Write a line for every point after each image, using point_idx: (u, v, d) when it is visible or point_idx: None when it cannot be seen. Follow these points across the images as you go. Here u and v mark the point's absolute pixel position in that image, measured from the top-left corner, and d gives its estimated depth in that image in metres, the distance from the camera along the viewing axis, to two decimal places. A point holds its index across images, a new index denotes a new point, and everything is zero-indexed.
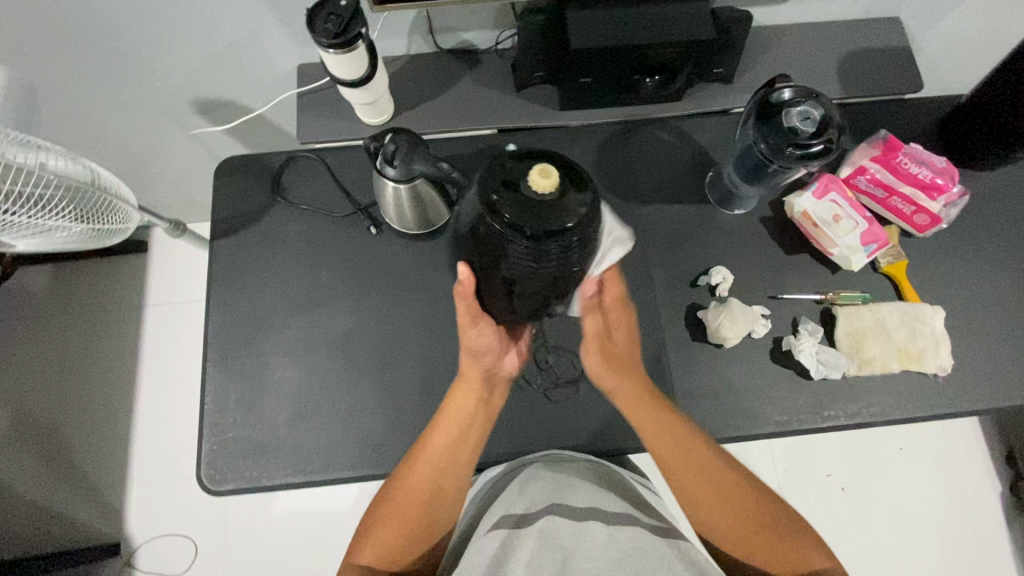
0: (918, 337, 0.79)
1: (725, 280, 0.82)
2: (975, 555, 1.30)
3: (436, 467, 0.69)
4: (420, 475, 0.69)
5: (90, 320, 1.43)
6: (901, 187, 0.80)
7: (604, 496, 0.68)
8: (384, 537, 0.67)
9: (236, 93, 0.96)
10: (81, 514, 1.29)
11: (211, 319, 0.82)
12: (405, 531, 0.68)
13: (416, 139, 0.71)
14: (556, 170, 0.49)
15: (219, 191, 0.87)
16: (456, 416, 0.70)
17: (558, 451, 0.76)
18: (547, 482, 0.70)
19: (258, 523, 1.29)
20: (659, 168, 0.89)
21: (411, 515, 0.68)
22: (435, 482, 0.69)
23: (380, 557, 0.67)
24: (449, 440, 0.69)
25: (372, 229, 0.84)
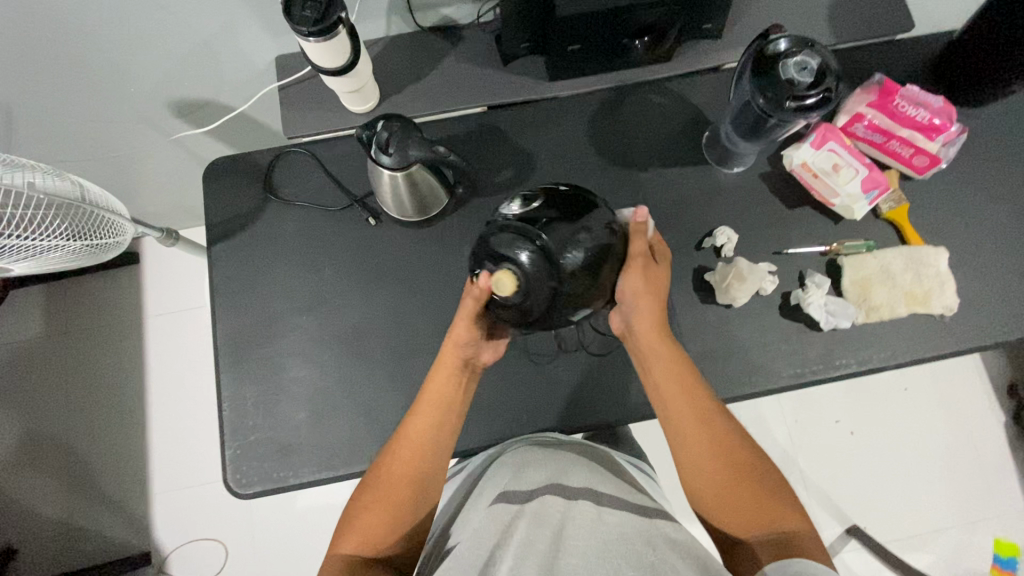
0: (924, 279, 0.79)
1: (729, 240, 0.82)
2: (981, 485, 1.34)
3: (421, 446, 0.69)
4: (406, 456, 0.69)
5: (92, 337, 1.41)
6: (899, 131, 0.79)
7: (597, 478, 0.68)
8: (367, 523, 0.67)
9: (215, 91, 0.93)
10: (108, 527, 1.30)
11: (219, 325, 0.81)
12: (390, 515, 0.67)
13: (409, 123, 0.69)
14: (512, 280, 0.55)
15: (210, 195, 0.85)
16: (436, 398, 0.70)
17: (540, 435, 0.77)
18: (535, 464, 0.69)
19: (284, 520, 1.30)
20: (653, 132, 0.88)
21: (395, 496, 0.68)
22: (420, 462, 0.69)
23: (365, 543, 0.66)
24: (430, 419, 0.70)
25: (372, 220, 0.83)
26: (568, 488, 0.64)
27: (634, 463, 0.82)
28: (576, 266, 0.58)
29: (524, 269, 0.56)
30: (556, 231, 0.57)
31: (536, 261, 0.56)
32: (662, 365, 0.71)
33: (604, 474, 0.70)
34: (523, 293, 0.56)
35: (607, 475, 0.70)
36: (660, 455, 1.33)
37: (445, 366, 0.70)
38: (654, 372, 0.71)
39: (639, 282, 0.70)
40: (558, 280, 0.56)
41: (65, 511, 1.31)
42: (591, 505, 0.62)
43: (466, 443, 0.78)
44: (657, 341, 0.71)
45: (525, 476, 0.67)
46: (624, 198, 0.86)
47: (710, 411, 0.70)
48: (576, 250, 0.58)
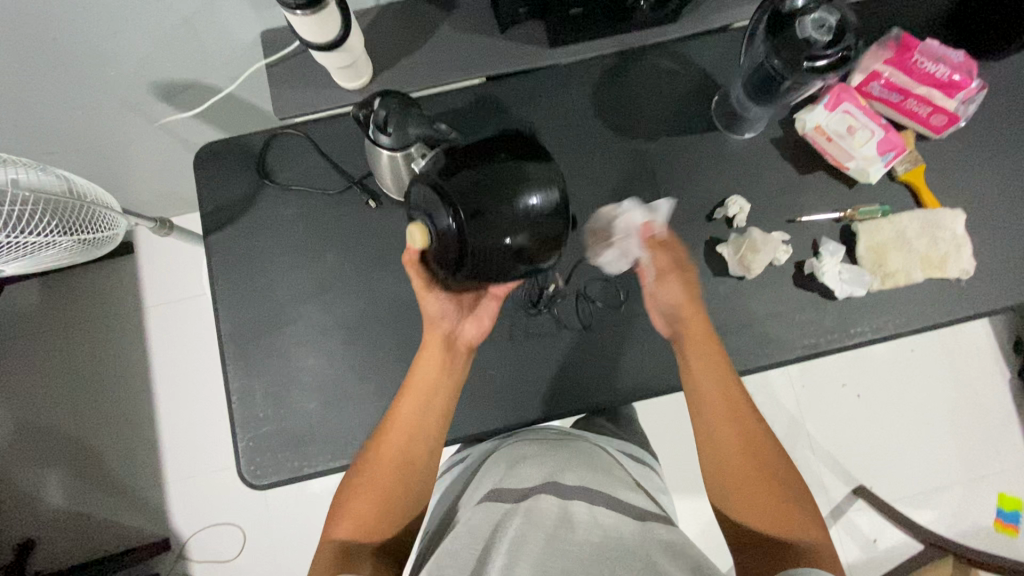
0: (940, 244, 0.77)
1: (742, 211, 0.79)
2: (984, 442, 1.36)
3: (406, 429, 0.70)
4: (395, 441, 0.70)
5: (93, 330, 1.40)
6: (916, 89, 0.76)
7: (594, 476, 0.66)
8: (356, 509, 0.68)
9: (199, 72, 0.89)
10: (125, 517, 1.31)
11: (221, 317, 0.79)
12: (378, 499, 0.68)
13: (406, 99, 0.65)
14: (420, 235, 0.57)
15: (202, 183, 0.82)
16: (420, 384, 0.71)
17: (531, 431, 0.77)
18: (528, 465, 0.68)
19: (299, 502, 1.32)
20: (660, 98, 0.84)
21: (383, 480, 0.68)
22: (404, 446, 0.70)
23: (354, 528, 0.67)
24: (417, 405, 0.71)
25: (372, 203, 0.80)
26: (561, 489, 0.63)
27: (632, 452, 0.80)
28: (497, 215, 0.55)
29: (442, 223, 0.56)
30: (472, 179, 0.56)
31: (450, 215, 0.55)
32: (706, 364, 0.71)
33: (601, 469, 0.69)
34: (445, 249, 0.57)
35: (605, 470, 0.69)
36: (669, 424, 1.33)
37: (427, 350, 0.72)
38: (693, 373, 0.71)
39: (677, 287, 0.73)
40: (476, 230, 0.55)
41: (80, 503, 1.32)
42: (586, 508, 0.60)
43: (481, 426, 0.78)
44: (695, 344, 0.72)
45: (520, 476, 0.66)
46: (632, 169, 0.83)
47: (744, 412, 0.70)
48: (496, 200, 0.56)
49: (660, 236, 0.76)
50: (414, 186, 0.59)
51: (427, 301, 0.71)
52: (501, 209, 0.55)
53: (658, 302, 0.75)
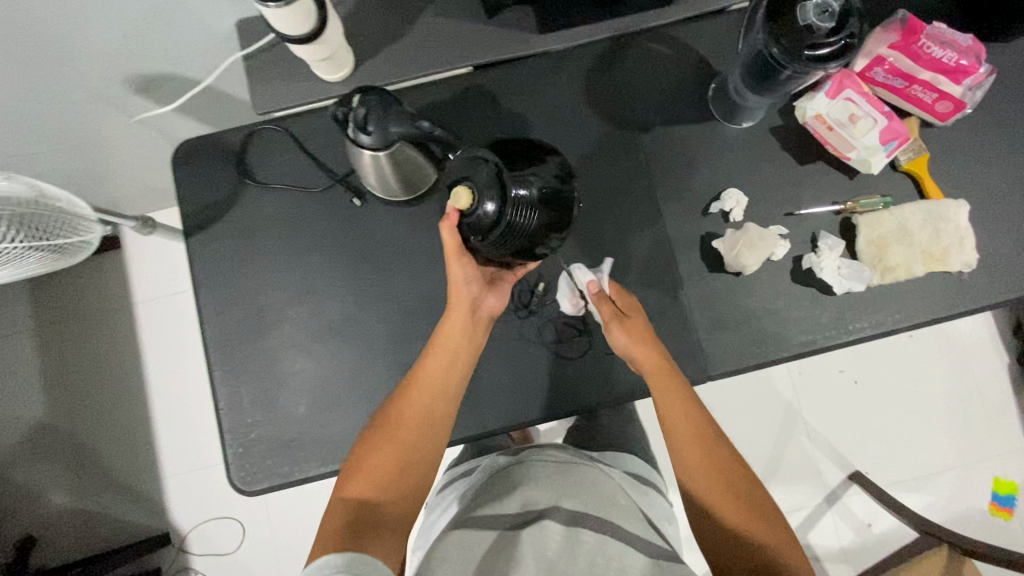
0: (942, 236, 0.75)
1: (738, 204, 0.77)
2: (982, 426, 1.35)
3: (432, 391, 0.69)
4: (421, 403, 0.69)
5: (83, 327, 1.38)
6: (921, 74, 0.73)
7: (598, 498, 0.68)
8: (374, 471, 0.66)
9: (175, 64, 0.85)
10: (124, 512, 1.32)
11: (205, 321, 0.77)
12: (400, 459, 0.66)
13: (387, 96, 0.63)
14: (466, 198, 0.59)
15: (181, 182, 0.79)
16: (446, 346, 0.70)
17: (534, 447, 0.79)
18: (535, 484, 0.69)
19: (296, 496, 1.32)
20: (655, 86, 0.81)
21: (406, 441, 0.67)
22: (430, 408, 0.69)
23: (372, 489, 0.65)
24: (445, 366, 0.70)
25: (357, 201, 0.78)
26: (567, 512, 0.64)
27: (632, 473, 0.82)
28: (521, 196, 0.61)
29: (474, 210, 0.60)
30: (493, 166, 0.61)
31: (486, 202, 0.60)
32: (666, 400, 0.69)
33: (604, 488, 0.71)
34: (486, 222, 0.60)
35: (608, 490, 0.70)
36: None
37: (455, 312, 0.70)
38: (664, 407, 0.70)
39: (631, 334, 0.71)
40: (509, 211, 0.60)
41: (79, 500, 1.32)
42: (592, 535, 0.62)
43: (473, 427, 0.77)
44: (654, 382, 0.70)
45: (524, 497, 0.68)
46: (626, 161, 0.80)
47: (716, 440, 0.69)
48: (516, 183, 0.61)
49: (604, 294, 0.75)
50: (467, 159, 0.62)
51: (455, 266, 0.69)
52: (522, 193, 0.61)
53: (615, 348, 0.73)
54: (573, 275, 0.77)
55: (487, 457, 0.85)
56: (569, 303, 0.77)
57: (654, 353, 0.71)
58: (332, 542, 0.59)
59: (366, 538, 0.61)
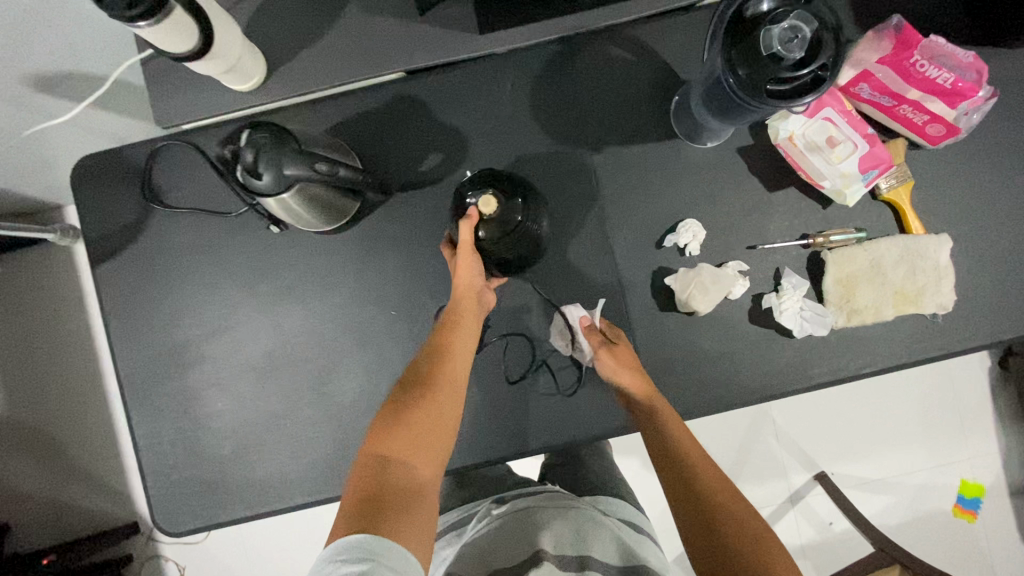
0: (918, 276, 0.68)
1: (695, 238, 0.69)
2: (968, 432, 1.26)
3: (461, 354, 0.62)
4: (453, 365, 0.61)
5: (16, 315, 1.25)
6: (908, 93, 0.64)
7: (601, 539, 0.65)
8: (411, 430, 0.55)
9: (72, 72, 0.76)
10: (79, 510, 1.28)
11: (120, 356, 0.73)
12: (439, 414, 0.58)
13: (281, 132, 0.54)
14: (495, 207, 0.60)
15: (87, 206, 0.73)
16: (467, 318, 0.64)
17: (511, 495, 0.77)
18: (541, 529, 0.66)
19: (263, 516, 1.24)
20: (611, 97, 0.72)
21: (446, 398, 0.59)
22: (464, 370, 0.62)
23: (410, 450, 0.55)
24: (470, 331, 0.64)
25: (275, 229, 0.71)
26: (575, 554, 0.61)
27: (628, 519, 0.76)
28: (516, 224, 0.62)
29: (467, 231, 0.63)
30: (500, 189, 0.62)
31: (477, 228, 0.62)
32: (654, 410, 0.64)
33: (606, 531, 0.68)
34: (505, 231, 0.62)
35: (612, 535, 0.67)
36: None
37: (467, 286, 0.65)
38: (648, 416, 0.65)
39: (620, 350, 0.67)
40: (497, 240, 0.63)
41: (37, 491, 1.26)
42: None
43: None
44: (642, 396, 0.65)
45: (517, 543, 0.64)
46: (575, 185, 0.72)
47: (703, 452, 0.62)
48: (515, 209, 0.62)
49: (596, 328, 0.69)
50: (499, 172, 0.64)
51: (465, 261, 0.64)
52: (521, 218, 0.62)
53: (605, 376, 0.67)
54: (566, 315, 0.70)
55: (484, 500, 0.79)
56: (561, 342, 0.71)
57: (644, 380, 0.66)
58: (354, 515, 0.48)
59: (401, 515, 0.49)
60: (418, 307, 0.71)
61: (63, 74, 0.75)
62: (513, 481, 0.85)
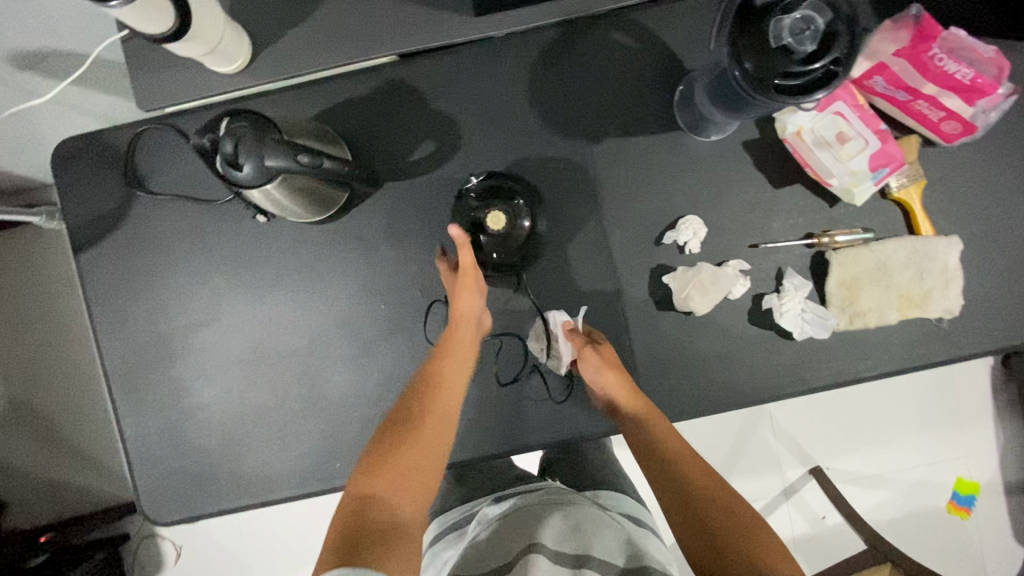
0: (925, 278, 0.66)
1: (695, 234, 0.67)
2: (966, 431, 1.24)
3: (449, 389, 0.60)
4: (443, 401, 0.59)
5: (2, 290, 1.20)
6: (925, 88, 0.61)
7: (603, 536, 0.63)
8: (399, 470, 0.53)
9: (51, 53, 0.73)
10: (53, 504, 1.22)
11: (103, 346, 0.72)
12: (429, 453, 0.56)
13: (265, 121, 0.52)
14: (506, 220, 0.62)
15: (67, 191, 0.71)
16: (460, 351, 0.63)
17: (509, 493, 0.76)
18: (540, 527, 0.64)
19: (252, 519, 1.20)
20: (611, 86, 0.68)
21: (435, 437, 0.57)
22: (454, 408, 0.60)
23: (396, 487, 0.52)
24: (460, 367, 0.62)
25: (262, 218, 0.68)
26: (573, 551, 0.59)
27: (631, 515, 0.75)
28: (515, 233, 0.63)
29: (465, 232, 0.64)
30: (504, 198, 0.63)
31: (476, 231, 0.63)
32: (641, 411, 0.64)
33: (610, 529, 0.65)
34: (511, 242, 0.64)
35: (616, 532, 0.65)
36: None
37: (463, 316, 0.64)
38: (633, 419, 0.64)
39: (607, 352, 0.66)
40: (494, 248, 0.63)
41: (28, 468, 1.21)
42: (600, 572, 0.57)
43: None
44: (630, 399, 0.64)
45: (514, 541, 0.63)
46: (572, 178, 0.69)
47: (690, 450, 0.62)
48: (518, 218, 0.63)
49: (579, 331, 0.68)
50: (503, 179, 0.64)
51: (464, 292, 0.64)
52: (524, 230, 0.64)
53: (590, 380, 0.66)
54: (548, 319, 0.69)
55: (484, 499, 0.79)
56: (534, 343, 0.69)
57: (627, 381, 0.65)
58: (337, 549, 0.46)
59: (385, 552, 0.47)
60: (408, 301, 0.69)
61: (41, 55, 0.72)
62: (504, 476, 0.85)
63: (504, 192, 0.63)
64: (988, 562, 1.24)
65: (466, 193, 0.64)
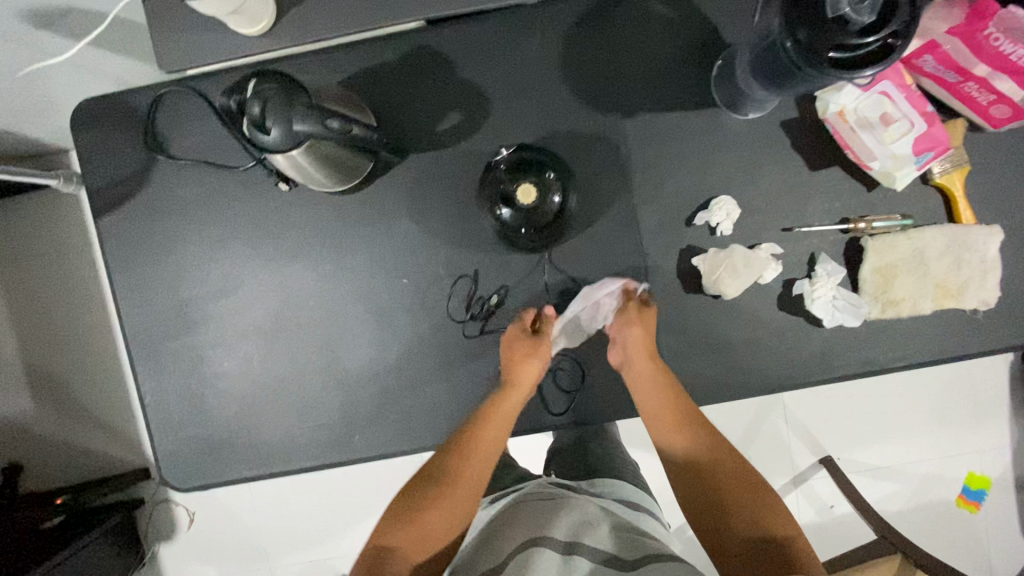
0: (963, 268, 0.64)
1: (728, 216, 0.65)
2: (982, 428, 1.23)
3: (485, 455, 0.64)
4: (473, 466, 0.63)
5: (23, 254, 1.21)
6: (976, 69, 0.58)
7: (590, 519, 0.63)
8: (421, 532, 0.60)
9: (72, 10, 0.71)
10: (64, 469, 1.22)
11: (124, 312, 0.71)
12: (449, 521, 0.61)
13: (291, 84, 0.50)
14: (535, 195, 0.61)
15: (87, 153, 0.70)
16: (506, 416, 0.65)
17: (510, 491, 0.77)
18: (531, 513, 0.65)
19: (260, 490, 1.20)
20: (647, 57, 0.66)
21: (458, 505, 0.62)
22: (481, 476, 0.64)
23: (412, 547, 0.59)
24: (499, 435, 0.64)
25: (283, 186, 0.66)
26: (563, 537, 0.60)
27: (625, 500, 0.75)
28: (544, 207, 0.62)
29: (492, 204, 0.62)
30: (533, 171, 0.62)
31: (504, 205, 0.62)
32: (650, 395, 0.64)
33: (598, 512, 0.66)
34: (540, 218, 0.62)
35: (603, 514, 0.65)
36: None
37: (522, 379, 0.65)
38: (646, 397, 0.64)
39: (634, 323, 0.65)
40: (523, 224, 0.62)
41: (47, 430, 1.21)
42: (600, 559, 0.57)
43: (408, 444, 0.69)
44: (643, 379, 0.64)
45: (512, 532, 0.62)
46: (602, 154, 0.67)
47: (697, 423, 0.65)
48: (549, 192, 0.62)
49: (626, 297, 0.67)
50: (535, 151, 0.63)
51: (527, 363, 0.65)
52: (554, 206, 0.63)
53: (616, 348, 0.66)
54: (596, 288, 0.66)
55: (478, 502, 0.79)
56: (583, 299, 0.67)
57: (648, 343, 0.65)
58: None
59: None
60: (431, 276, 0.68)
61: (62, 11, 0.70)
62: None
63: (534, 166, 0.62)
64: (994, 555, 1.24)
65: (495, 162, 0.62)
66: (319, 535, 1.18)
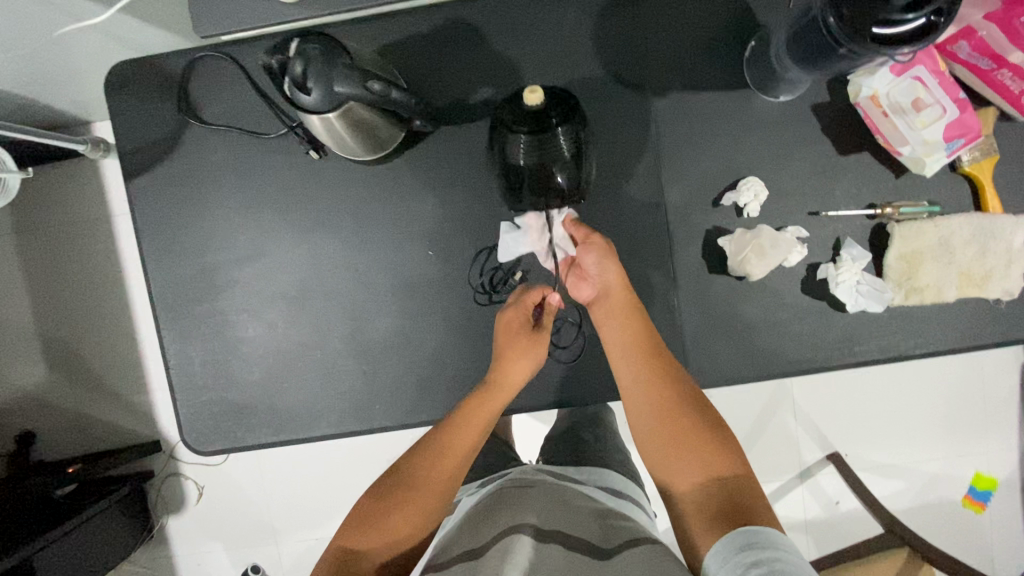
0: (988, 257, 0.64)
1: (755, 197, 0.65)
2: (990, 428, 1.23)
3: (461, 452, 0.64)
4: (449, 461, 0.64)
5: (44, 221, 1.22)
6: (1012, 57, 0.58)
7: (574, 507, 0.64)
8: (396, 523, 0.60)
9: None
10: (74, 438, 1.23)
11: (150, 274, 0.72)
12: (421, 522, 0.61)
13: (337, 46, 0.51)
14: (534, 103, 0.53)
15: (121, 116, 0.70)
16: (485, 415, 0.65)
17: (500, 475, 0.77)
18: (517, 496, 0.65)
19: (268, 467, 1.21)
20: (680, 37, 0.66)
21: (431, 503, 0.62)
22: (456, 474, 0.64)
23: (384, 543, 0.59)
24: (475, 434, 0.65)
25: (314, 155, 0.67)
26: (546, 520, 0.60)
27: (610, 488, 0.73)
28: (551, 141, 0.56)
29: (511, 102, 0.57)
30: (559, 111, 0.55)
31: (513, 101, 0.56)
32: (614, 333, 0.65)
33: (582, 500, 0.66)
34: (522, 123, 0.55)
35: (587, 503, 0.66)
36: None
37: (505, 382, 0.65)
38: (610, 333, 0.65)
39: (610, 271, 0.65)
40: (521, 122, 0.55)
41: (61, 400, 1.22)
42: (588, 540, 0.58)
43: (427, 414, 0.70)
44: (610, 315, 0.65)
45: (498, 511, 0.63)
46: (631, 133, 0.67)
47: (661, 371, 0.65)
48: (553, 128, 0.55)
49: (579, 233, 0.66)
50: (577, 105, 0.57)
51: (514, 361, 0.65)
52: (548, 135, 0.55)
53: (588, 284, 0.67)
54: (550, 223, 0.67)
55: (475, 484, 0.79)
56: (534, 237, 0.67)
57: (620, 284, 0.65)
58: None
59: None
60: (456, 249, 0.69)
61: None
62: None
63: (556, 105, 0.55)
64: (998, 555, 1.24)
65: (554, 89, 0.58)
66: (326, 512, 1.19)
